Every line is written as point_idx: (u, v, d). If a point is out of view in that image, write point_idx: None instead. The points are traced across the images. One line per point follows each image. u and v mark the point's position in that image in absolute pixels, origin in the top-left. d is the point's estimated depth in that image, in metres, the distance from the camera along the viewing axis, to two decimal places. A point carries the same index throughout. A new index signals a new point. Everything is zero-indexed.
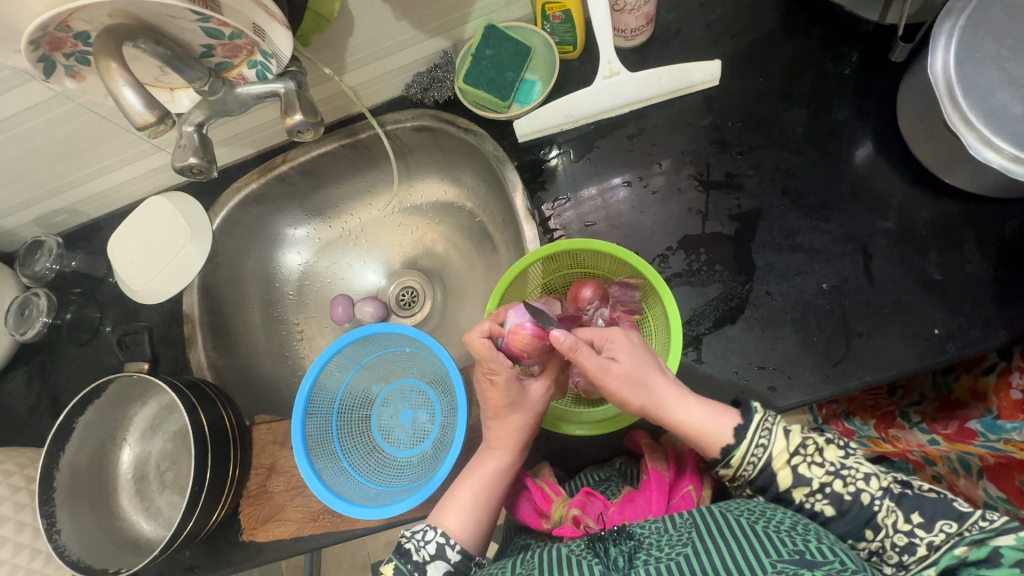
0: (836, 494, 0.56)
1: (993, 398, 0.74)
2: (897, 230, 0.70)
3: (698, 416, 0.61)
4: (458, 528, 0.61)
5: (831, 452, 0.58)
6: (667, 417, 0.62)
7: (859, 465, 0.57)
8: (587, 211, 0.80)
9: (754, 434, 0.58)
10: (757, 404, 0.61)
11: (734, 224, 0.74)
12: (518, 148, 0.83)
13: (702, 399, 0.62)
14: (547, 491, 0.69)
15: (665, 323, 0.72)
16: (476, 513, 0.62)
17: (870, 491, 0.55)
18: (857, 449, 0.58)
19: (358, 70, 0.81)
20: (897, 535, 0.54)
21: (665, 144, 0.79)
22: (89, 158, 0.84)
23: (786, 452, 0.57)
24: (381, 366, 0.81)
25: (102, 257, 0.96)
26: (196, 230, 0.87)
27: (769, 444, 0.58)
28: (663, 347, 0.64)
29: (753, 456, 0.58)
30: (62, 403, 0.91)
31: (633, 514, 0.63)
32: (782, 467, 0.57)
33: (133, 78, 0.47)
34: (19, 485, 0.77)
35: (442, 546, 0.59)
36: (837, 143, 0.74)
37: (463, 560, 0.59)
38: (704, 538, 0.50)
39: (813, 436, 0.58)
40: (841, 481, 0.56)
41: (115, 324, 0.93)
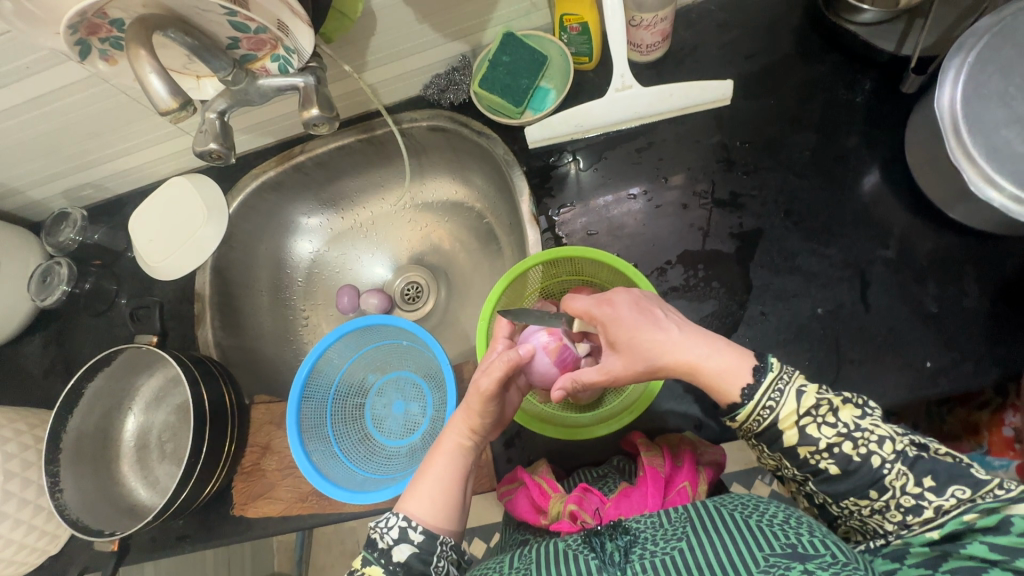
0: (844, 456, 0.54)
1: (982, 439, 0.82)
2: (897, 258, 0.70)
3: (710, 367, 0.58)
4: (423, 510, 0.59)
5: (846, 413, 0.55)
6: (685, 368, 0.60)
7: (876, 426, 0.54)
8: (591, 220, 0.81)
9: (763, 396, 0.56)
10: (776, 362, 0.57)
11: (734, 242, 0.74)
12: (529, 154, 0.85)
13: (712, 349, 0.59)
14: (545, 488, 0.70)
15: None
16: (437, 496, 0.60)
17: (882, 454, 0.53)
18: (876, 410, 0.55)
19: (379, 69, 0.84)
20: (904, 496, 0.53)
21: (672, 159, 0.80)
22: (117, 136, 0.87)
23: (795, 413, 0.55)
24: (377, 356, 0.83)
25: (123, 233, 1.00)
26: (212, 210, 0.91)
27: (778, 405, 0.56)
28: (656, 313, 0.63)
29: (760, 416, 0.56)
30: (74, 369, 0.94)
31: (630, 508, 0.65)
32: (788, 428, 0.55)
33: (160, 65, 0.49)
34: (29, 443, 0.80)
35: (406, 530, 0.58)
36: (843, 169, 0.75)
37: (428, 538, 0.57)
38: (698, 532, 0.52)
39: (827, 396, 0.55)
40: (851, 443, 0.54)
41: (130, 297, 0.96)
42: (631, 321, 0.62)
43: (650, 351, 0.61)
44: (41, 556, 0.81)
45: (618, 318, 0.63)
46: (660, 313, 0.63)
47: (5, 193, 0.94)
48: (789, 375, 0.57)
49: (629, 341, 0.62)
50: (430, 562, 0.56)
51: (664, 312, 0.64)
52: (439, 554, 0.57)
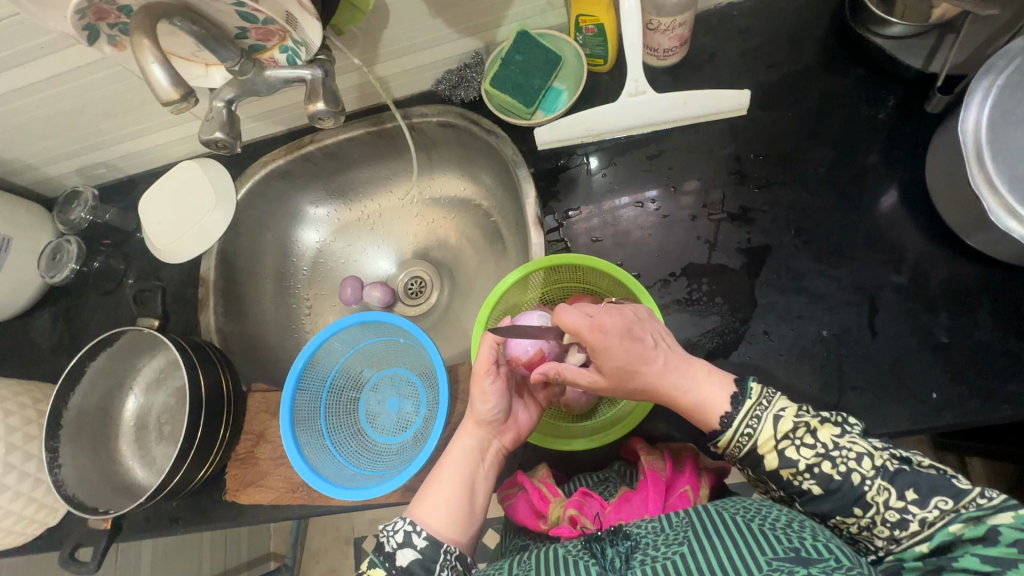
0: (825, 475, 0.54)
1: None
2: (909, 285, 0.68)
3: (696, 397, 0.61)
4: (431, 518, 0.61)
5: (824, 434, 0.55)
6: (666, 396, 0.62)
7: (852, 443, 0.54)
8: (596, 227, 0.79)
9: (740, 424, 0.58)
10: (755, 385, 0.60)
11: (741, 258, 0.73)
12: (538, 155, 0.84)
13: (699, 377, 0.61)
14: (545, 492, 0.70)
15: None
16: (445, 503, 0.63)
17: (862, 471, 0.53)
18: (855, 428, 0.56)
19: (390, 62, 0.83)
20: (889, 511, 0.52)
21: (684, 168, 0.78)
22: (130, 117, 0.88)
23: (773, 438, 0.57)
24: (375, 352, 0.83)
25: (134, 213, 1.01)
26: (221, 196, 0.92)
27: (756, 431, 0.58)
28: (647, 340, 0.61)
29: (739, 442, 0.59)
30: (80, 345, 0.96)
31: (630, 513, 0.64)
32: (768, 452, 0.57)
33: (162, 55, 0.48)
34: (31, 417, 0.82)
35: (410, 534, 0.60)
36: (860, 189, 0.72)
37: (431, 546, 0.59)
38: (700, 536, 0.52)
39: (806, 418, 0.56)
40: (830, 463, 0.54)
41: (137, 278, 0.97)
42: (621, 353, 0.60)
43: (635, 378, 0.61)
44: (40, 528, 0.83)
45: (604, 348, 0.61)
46: (650, 337, 0.62)
47: (21, 169, 0.95)
48: (769, 400, 0.59)
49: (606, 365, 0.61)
50: (433, 568, 0.58)
51: (659, 336, 0.63)
52: (442, 560, 0.59)
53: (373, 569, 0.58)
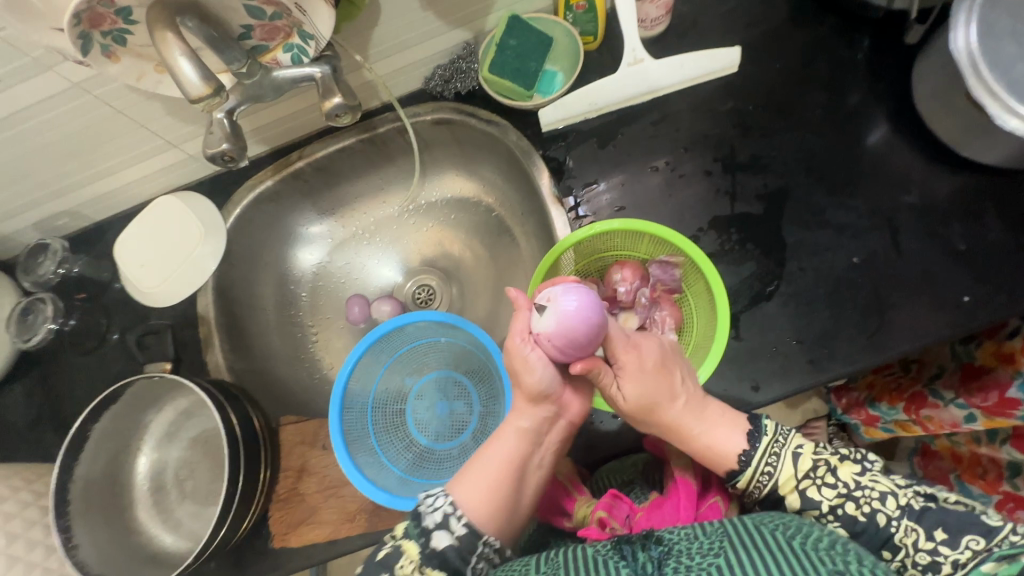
0: (849, 517, 0.55)
1: (964, 452, 0.97)
2: (919, 204, 0.72)
3: (708, 439, 0.63)
4: (470, 503, 0.58)
5: (845, 472, 0.57)
6: (680, 435, 0.64)
7: (876, 484, 0.55)
8: (616, 196, 0.80)
9: (760, 462, 0.59)
10: (768, 420, 0.62)
11: (762, 203, 0.75)
12: (542, 138, 0.84)
13: (712, 423, 0.63)
14: (571, 491, 0.74)
15: (708, 299, 0.70)
16: (488, 491, 0.59)
17: (887, 512, 0.54)
18: (875, 465, 0.57)
19: (382, 61, 0.81)
20: (919, 554, 0.52)
21: (689, 129, 0.80)
22: (98, 155, 0.81)
23: (793, 477, 0.58)
24: (413, 358, 0.78)
25: (107, 261, 0.91)
26: (209, 230, 0.87)
27: (775, 471, 0.59)
28: (675, 378, 0.64)
29: (759, 482, 0.60)
30: (65, 415, 0.86)
31: (661, 520, 0.66)
32: (789, 492, 0.58)
33: (189, 48, 0.45)
34: (29, 501, 0.74)
35: (448, 516, 0.56)
36: (854, 124, 0.77)
37: (470, 534, 0.56)
38: (737, 548, 0.50)
39: (823, 458, 0.58)
40: (853, 503, 0.55)
41: (124, 330, 0.88)
42: (650, 381, 0.63)
43: (659, 410, 0.63)
44: None
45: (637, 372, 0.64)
46: (677, 377, 0.65)
47: None
48: (785, 436, 0.61)
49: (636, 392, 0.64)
50: (467, 559, 0.55)
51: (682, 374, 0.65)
52: (478, 555, 0.56)
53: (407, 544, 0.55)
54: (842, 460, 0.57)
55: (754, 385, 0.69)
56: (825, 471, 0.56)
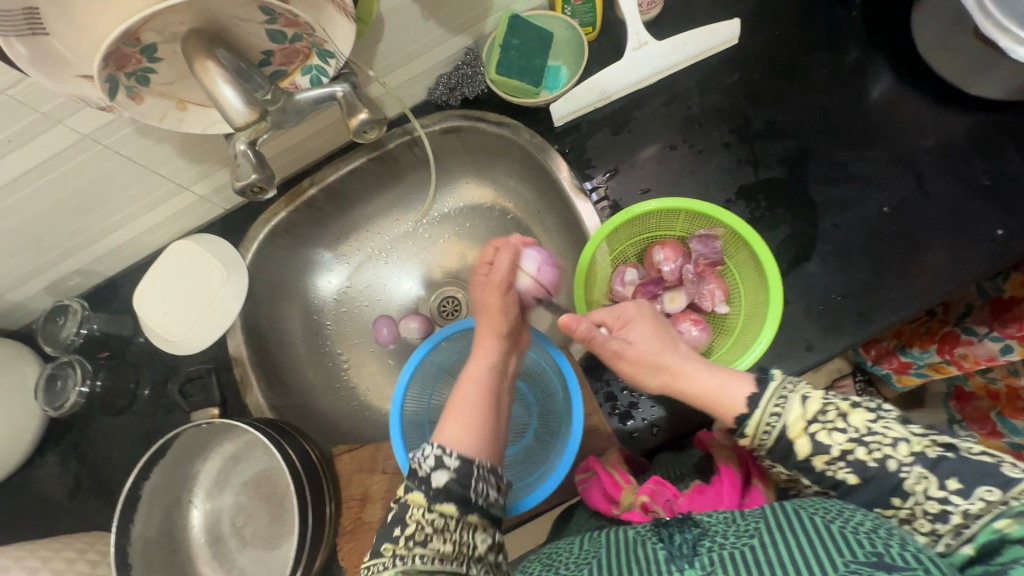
0: (859, 462, 0.50)
1: (1001, 388, 0.95)
2: (938, 146, 0.74)
3: (711, 384, 0.60)
4: (457, 437, 0.57)
5: (858, 418, 0.51)
6: (683, 381, 0.62)
7: (884, 430, 0.50)
8: (638, 180, 0.81)
9: (768, 402, 0.54)
10: (775, 370, 0.56)
11: (784, 166, 0.76)
12: (555, 133, 0.85)
13: (713, 369, 0.61)
14: (617, 478, 0.65)
15: (753, 265, 0.70)
16: (467, 422, 0.59)
17: (899, 457, 0.49)
18: (891, 413, 0.51)
19: (388, 75, 0.80)
20: (928, 502, 0.47)
21: (700, 105, 0.81)
22: (109, 208, 0.79)
23: (803, 419, 0.52)
24: (463, 367, 0.77)
25: (127, 316, 0.89)
26: (229, 266, 0.86)
27: (784, 412, 0.53)
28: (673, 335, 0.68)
29: (767, 426, 0.54)
30: (106, 479, 0.83)
31: (704, 505, 0.61)
32: (799, 437, 0.52)
33: (232, 77, 0.48)
34: (98, 559, 0.73)
35: (441, 457, 0.55)
36: (860, 79, 0.79)
37: (464, 463, 0.55)
38: (773, 530, 0.47)
39: (833, 403, 0.52)
40: (863, 448, 0.50)
41: (155, 383, 0.86)
42: (644, 328, 0.68)
43: (661, 353, 0.65)
44: None
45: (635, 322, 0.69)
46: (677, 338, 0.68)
47: None
48: (794, 384, 0.55)
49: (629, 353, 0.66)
50: (470, 484, 0.54)
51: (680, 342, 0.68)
52: (477, 477, 0.55)
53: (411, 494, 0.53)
54: (851, 405, 0.52)
55: (807, 345, 0.70)
56: (840, 414, 0.51)
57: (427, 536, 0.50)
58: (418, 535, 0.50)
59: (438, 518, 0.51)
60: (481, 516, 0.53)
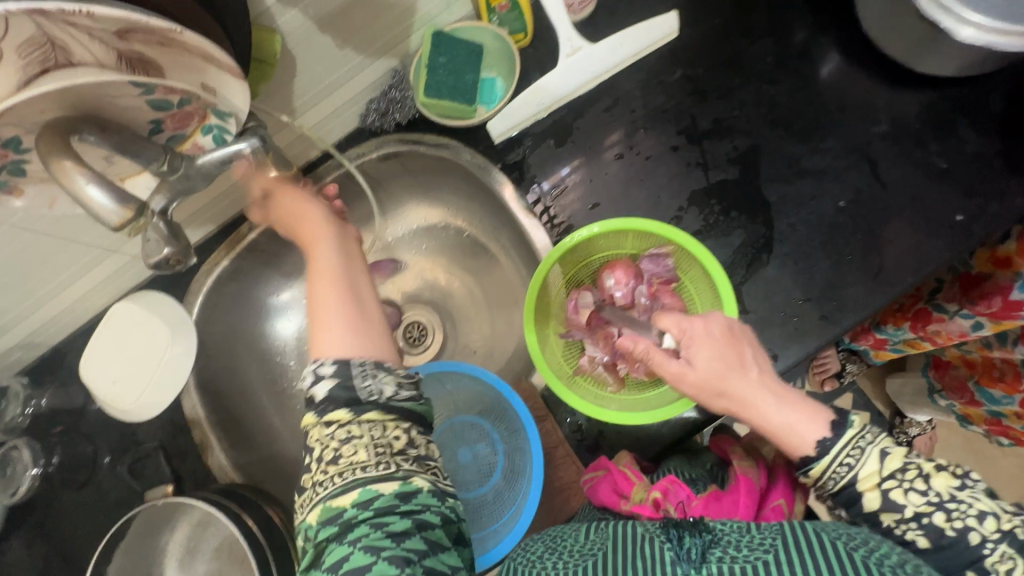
0: (936, 528, 0.49)
1: (976, 358, 0.93)
2: (892, 130, 0.70)
3: (780, 420, 0.56)
4: (337, 351, 0.52)
5: (940, 480, 0.50)
6: (752, 411, 0.57)
7: (964, 500, 0.49)
8: (587, 193, 0.77)
9: (841, 449, 0.52)
10: (857, 416, 0.54)
11: (736, 166, 0.73)
12: (497, 150, 0.80)
13: (787, 403, 0.56)
14: (629, 474, 0.64)
15: (707, 284, 0.68)
16: (349, 328, 0.54)
17: (983, 532, 0.48)
18: (978, 482, 0.50)
19: (311, 110, 0.75)
20: None
21: (644, 107, 0.77)
22: (33, 282, 0.74)
23: (877, 474, 0.51)
24: None
25: (75, 386, 0.86)
26: (176, 326, 0.82)
27: (856, 463, 0.52)
28: (745, 352, 0.59)
29: (836, 472, 0.53)
30: (75, 556, 0.81)
31: (718, 512, 0.61)
32: (869, 489, 0.51)
33: (95, 174, 0.42)
34: None
35: (318, 370, 0.51)
36: (808, 63, 0.74)
37: (341, 368, 0.50)
38: (789, 548, 0.47)
39: (914, 463, 0.51)
40: (943, 514, 0.49)
41: (113, 452, 0.83)
42: (712, 346, 0.59)
43: (727, 378, 0.58)
44: None
45: (703, 339, 0.60)
46: (750, 352, 0.59)
47: None
48: (874, 434, 0.53)
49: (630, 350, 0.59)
50: (353, 384, 0.50)
51: (755, 352, 0.60)
52: (360, 375, 0.50)
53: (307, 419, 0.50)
54: (936, 466, 0.51)
55: (772, 353, 0.68)
56: (917, 470, 0.50)
57: (336, 452, 0.47)
58: (328, 455, 0.48)
59: (338, 430, 0.48)
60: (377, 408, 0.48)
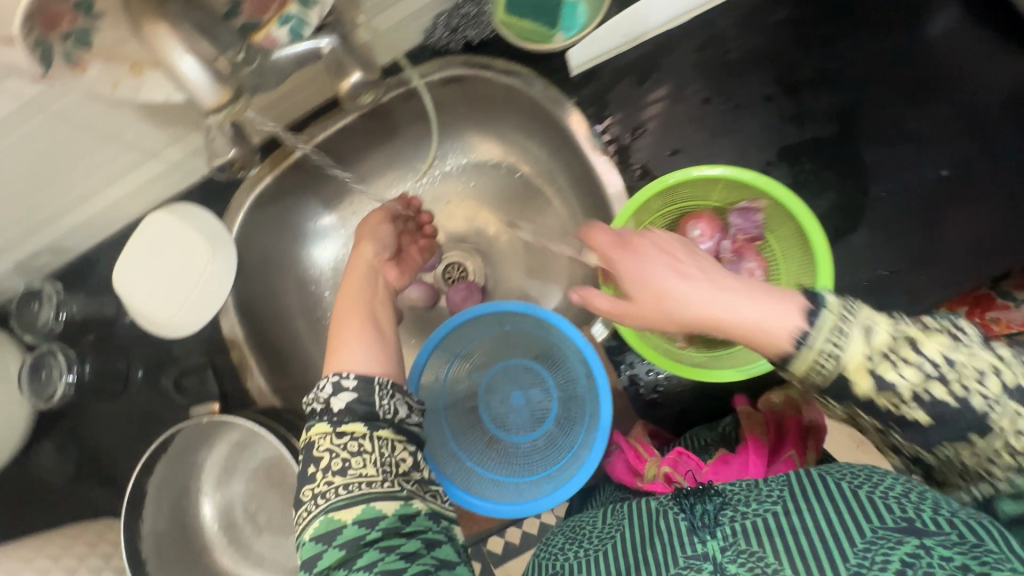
0: (939, 403, 0.39)
1: None
2: (1008, 98, 0.65)
3: (749, 318, 0.45)
4: (356, 364, 0.56)
5: (905, 351, 0.40)
6: (721, 318, 0.47)
7: (918, 371, 0.39)
8: (668, 138, 0.71)
9: (819, 339, 0.41)
10: (832, 294, 0.42)
11: (834, 123, 0.68)
12: (571, 84, 0.74)
13: (758, 295, 0.45)
14: (640, 451, 0.65)
15: (795, 244, 0.63)
16: (367, 351, 0.58)
17: (986, 392, 0.39)
18: (969, 333, 0.40)
19: (380, 17, 0.68)
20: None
21: (740, 49, 0.71)
22: (68, 181, 0.69)
23: (866, 357, 0.40)
24: (477, 351, 0.71)
25: (106, 296, 0.82)
26: (214, 242, 0.78)
27: (844, 348, 0.40)
28: (677, 258, 0.52)
29: (819, 363, 0.41)
30: (107, 465, 0.80)
31: (728, 476, 0.60)
32: (859, 371, 0.40)
33: (191, 45, 0.42)
34: None
35: (338, 382, 0.54)
36: (923, 17, 0.68)
37: (362, 383, 0.54)
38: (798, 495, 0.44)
39: (834, 357, 0.41)
40: (942, 385, 0.39)
41: (147, 366, 0.81)
42: (634, 266, 0.53)
43: (652, 298, 0.51)
44: None
45: (636, 258, 0.53)
46: (683, 258, 0.51)
47: None
48: (853, 308, 0.41)
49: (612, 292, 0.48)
50: (372, 399, 0.53)
51: (683, 262, 0.51)
52: (383, 395, 0.54)
53: (314, 429, 0.52)
54: (860, 322, 0.40)
55: None
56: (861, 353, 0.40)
57: (344, 464, 0.50)
58: (336, 464, 0.50)
59: (351, 442, 0.51)
60: (391, 429, 0.52)
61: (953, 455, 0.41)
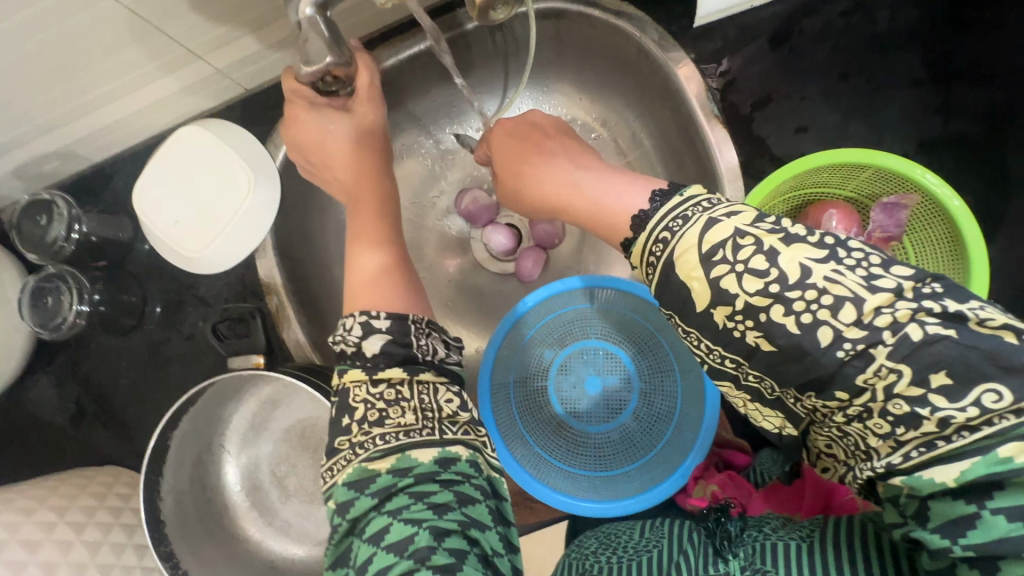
0: (782, 318, 0.33)
1: None
2: None
3: (593, 197, 0.44)
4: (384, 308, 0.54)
5: (791, 258, 0.33)
6: (565, 198, 0.47)
7: (807, 290, 0.32)
8: (797, 114, 0.65)
9: (658, 223, 0.37)
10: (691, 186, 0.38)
11: (983, 121, 0.64)
12: (690, 36, 0.65)
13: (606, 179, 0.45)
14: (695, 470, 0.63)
15: (939, 245, 0.59)
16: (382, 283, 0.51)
17: (838, 325, 0.32)
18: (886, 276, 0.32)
19: None
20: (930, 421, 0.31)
21: (891, 23, 0.64)
22: (94, 76, 0.57)
23: (696, 247, 0.35)
24: (556, 327, 0.66)
25: (123, 216, 0.72)
26: (256, 169, 0.67)
27: (673, 238, 0.36)
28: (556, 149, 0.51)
29: (652, 255, 0.38)
30: (113, 407, 0.71)
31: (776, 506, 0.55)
32: (692, 266, 0.35)
33: None
34: (120, 505, 0.63)
35: (369, 322, 0.45)
36: None
37: (397, 321, 0.45)
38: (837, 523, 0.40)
39: (695, 330, 0.37)
40: (784, 307, 0.33)
41: (167, 302, 0.72)
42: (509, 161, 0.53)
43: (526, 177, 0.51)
44: None
45: (514, 147, 0.54)
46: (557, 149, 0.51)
47: None
48: (715, 201, 0.37)
49: (667, 287, 0.37)
50: (410, 340, 0.44)
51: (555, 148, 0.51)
52: (417, 333, 0.45)
53: (347, 375, 0.43)
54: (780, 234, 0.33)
55: None
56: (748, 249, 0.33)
57: (381, 414, 0.41)
58: (371, 417, 0.41)
59: (388, 390, 0.42)
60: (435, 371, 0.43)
61: (844, 440, 0.35)
